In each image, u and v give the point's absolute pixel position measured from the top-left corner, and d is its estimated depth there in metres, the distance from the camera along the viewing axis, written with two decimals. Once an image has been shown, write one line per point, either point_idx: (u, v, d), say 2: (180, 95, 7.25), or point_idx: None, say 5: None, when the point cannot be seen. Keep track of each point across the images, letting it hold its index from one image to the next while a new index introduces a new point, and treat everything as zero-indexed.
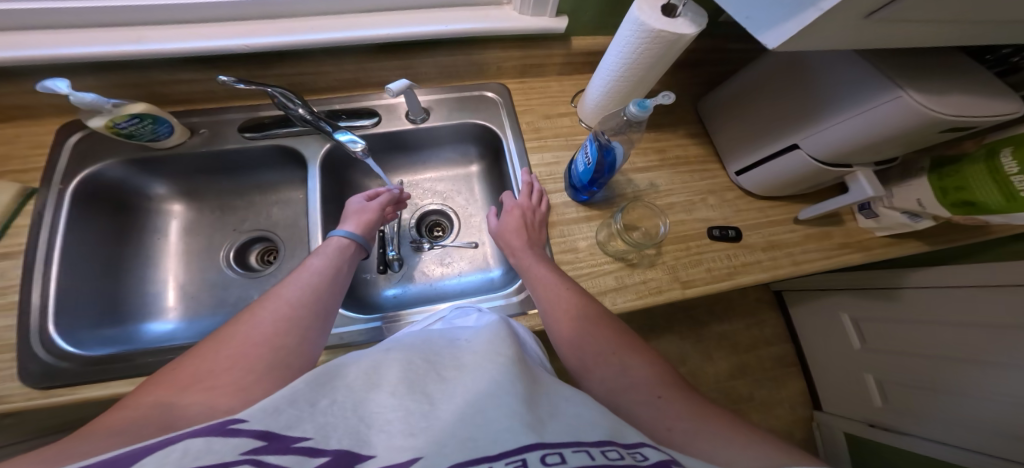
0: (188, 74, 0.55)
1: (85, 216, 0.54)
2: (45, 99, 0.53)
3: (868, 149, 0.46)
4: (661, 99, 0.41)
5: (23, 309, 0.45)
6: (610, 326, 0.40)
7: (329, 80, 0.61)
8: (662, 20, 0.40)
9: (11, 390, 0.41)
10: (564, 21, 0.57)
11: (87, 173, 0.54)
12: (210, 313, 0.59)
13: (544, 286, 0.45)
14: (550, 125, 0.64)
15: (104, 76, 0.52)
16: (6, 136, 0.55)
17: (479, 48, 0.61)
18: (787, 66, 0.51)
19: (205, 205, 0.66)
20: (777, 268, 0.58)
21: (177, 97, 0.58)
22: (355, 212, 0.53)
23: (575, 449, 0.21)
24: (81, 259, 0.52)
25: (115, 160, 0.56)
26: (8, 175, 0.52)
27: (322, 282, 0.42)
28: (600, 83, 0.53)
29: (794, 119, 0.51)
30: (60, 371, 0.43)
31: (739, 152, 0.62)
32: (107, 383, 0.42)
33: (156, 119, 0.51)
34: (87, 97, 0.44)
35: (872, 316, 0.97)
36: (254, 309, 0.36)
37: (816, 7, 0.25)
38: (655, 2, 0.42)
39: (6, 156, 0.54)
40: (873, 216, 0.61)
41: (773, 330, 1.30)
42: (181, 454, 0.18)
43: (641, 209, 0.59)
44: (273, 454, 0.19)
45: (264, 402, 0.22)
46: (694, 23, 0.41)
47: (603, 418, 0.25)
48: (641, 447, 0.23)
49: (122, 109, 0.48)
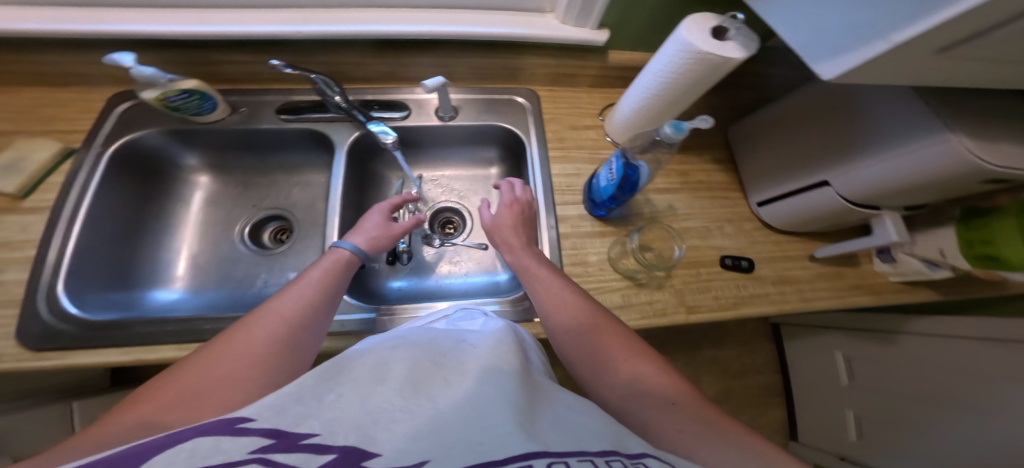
0: (239, 55, 0.56)
1: (117, 179, 0.56)
2: (106, 69, 0.57)
3: (902, 193, 0.45)
4: (698, 122, 0.40)
5: (38, 264, 0.46)
6: (618, 331, 0.39)
7: (367, 71, 0.61)
8: (710, 42, 0.39)
9: (4, 348, 0.41)
10: (604, 34, 0.57)
11: (126, 139, 0.56)
12: (216, 286, 0.59)
13: (546, 290, 0.45)
14: (575, 135, 0.64)
15: (160, 53, 0.55)
16: (60, 99, 0.58)
17: (515, 53, 0.61)
18: (834, 102, 0.49)
19: (230, 178, 0.67)
20: (783, 303, 0.57)
21: (227, 77, 0.60)
22: (372, 229, 0.52)
23: (580, 459, 0.21)
24: (104, 221, 0.54)
25: (156, 129, 0.58)
26: (54, 134, 0.55)
27: (320, 295, 0.41)
28: (633, 100, 0.52)
29: (823, 157, 0.50)
30: (59, 333, 0.43)
31: (764, 184, 0.61)
32: (100, 350, 0.42)
33: (203, 95, 0.52)
34: (146, 71, 0.47)
35: (872, 357, 0.93)
36: (248, 322, 0.35)
37: (884, 40, 0.25)
38: (707, 21, 0.41)
39: (46, 118, 0.56)
40: (890, 261, 0.60)
41: (765, 360, 1.26)
42: (191, 452, 0.18)
43: (658, 231, 0.59)
44: (281, 452, 0.19)
45: (269, 402, 0.23)
46: (744, 48, 0.40)
47: (605, 427, 0.25)
48: (645, 458, 0.22)
49: (175, 83, 0.50)
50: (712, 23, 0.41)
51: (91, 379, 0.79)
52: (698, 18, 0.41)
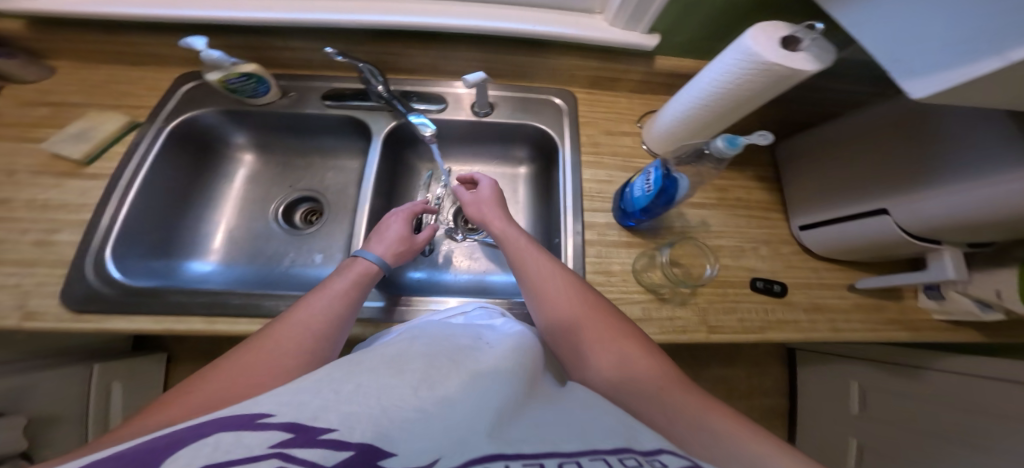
0: (295, 42, 0.58)
1: (172, 153, 0.59)
2: (177, 51, 0.61)
3: (968, 230, 0.41)
4: (756, 138, 0.37)
5: (92, 228, 0.49)
6: (605, 314, 0.39)
7: (410, 63, 0.62)
8: (779, 53, 0.35)
9: (48, 306, 0.44)
10: (655, 39, 0.54)
11: (187, 116, 0.60)
12: (247, 261, 0.62)
13: (531, 270, 0.44)
14: (610, 141, 0.62)
15: (224, 38, 0.58)
16: (133, 78, 0.63)
17: (558, 53, 0.59)
18: (906, 125, 0.45)
19: (272, 158, 0.69)
20: (813, 332, 0.54)
21: (283, 62, 0.62)
22: (391, 239, 0.51)
23: (592, 458, 0.21)
24: (155, 192, 0.57)
25: (213, 109, 0.61)
26: (124, 108, 0.60)
27: (340, 306, 0.41)
28: (678, 108, 0.49)
29: (883, 184, 0.46)
30: (97, 296, 0.45)
31: (809, 207, 0.57)
32: (134, 317, 0.45)
33: (260, 79, 0.55)
34: (213, 54, 0.49)
35: (890, 387, 0.85)
36: (271, 333, 0.35)
37: (1001, 56, 0.22)
38: (778, 29, 0.37)
39: (125, 93, 0.61)
40: (938, 297, 0.55)
41: (774, 383, 1.19)
42: (212, 448, 0.18)
43: (689, 248, 0.56)
44: (299, 447, 0.19)
45: (288, 399, 0.22)
46: (816, 61, 0.36)
47: (619, 424, 0.25)
48: (660, 454, 0.22)
49: (238, 67, 0.52)
50: (783, 32, 0.37)
51: (119, 341, 0.84)
52: (766, 27, 0.37)
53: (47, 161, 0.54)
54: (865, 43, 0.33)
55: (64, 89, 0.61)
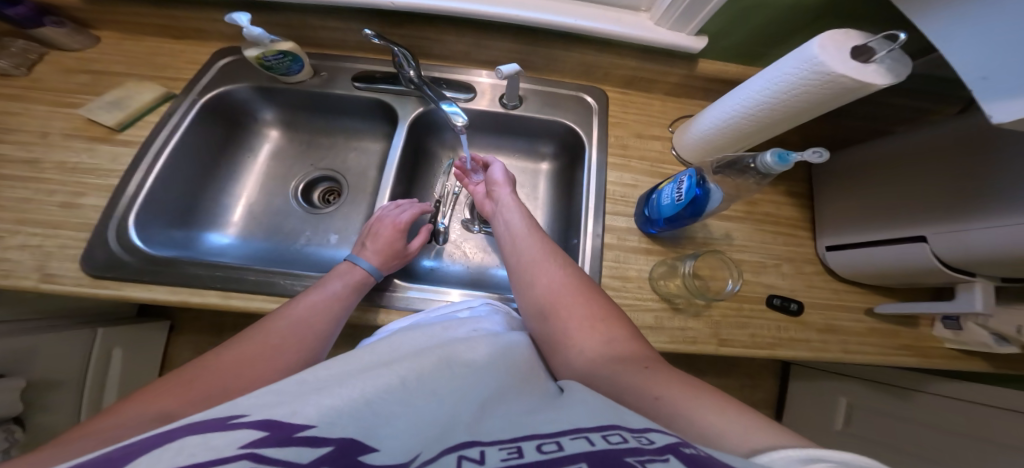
0: (333, 22, 0.57)
1: (202, 126, 0.59)
2: (217, 27, 0.60)
3: (1012, 267, 0.39)
4: (811, 155, 0.36)
5: (118, 194, 0.50)
6: (596, 303, 0.39)
7: (445, 49, 0.60)
8: (849, 63, 0.32)
9: (67, 270, 0.44)
10: (703, 41, 0.52)
11: (219, 90, 0.60)
12: (263, 236, 0.62)
13: (530, 256, 0.45)
14: (640, 145, 0.60)
15: (262, 14, 0.57)
16: (174, 50, 0.63)
17: (597, 50, 0.57)
18: (957, 147, 0.43)
19: (297, 135, 0.69)
20: (824, 353, 0.53)
21: (316, 41, 0.61)
22: (384, 238, 0.50)
23: (573, 437, 0.18)
24: (181, 163, 0.57)
25: (247, 84, 0.61)
26: (162, 78, 0.60)
27: (334, 304, 0.42)
28: (720, 115, 0.47)
29: (924, 208, 0.44)
30: (118, 263, 0.45)
31: (840, 227, 0.55)
32: (151, 287, 0.45)
33: (295, 58, 0.55)
34: (255, 31, 0.49)
35: (882, 409, 0.82)
36: (266, 328, 0.36)
37: None
38: (846, 39, 0.34)
39: (164, 64, 0.61)
40: (954, 327, 0.53)
41: (765, 397, 1.14)
42: (175, 450, 0.15)
43: (714, 261, 0.53)
44: (273, 446, 0.16)
45: (260, 402, 0.20)
46: (892, 73, 0.32)
47: (607, 410, 0.22)
48: (649, 433, 0.18)
49: (275, 45, 0.52)
50: (855, 42, 0.34)
51: (124, 306, 0.85)
52: (835, 34, 0.34)
53: (81, 125, 0.54)
54: (953, 58, 0.31)
55: (106, 58, 0.61)
